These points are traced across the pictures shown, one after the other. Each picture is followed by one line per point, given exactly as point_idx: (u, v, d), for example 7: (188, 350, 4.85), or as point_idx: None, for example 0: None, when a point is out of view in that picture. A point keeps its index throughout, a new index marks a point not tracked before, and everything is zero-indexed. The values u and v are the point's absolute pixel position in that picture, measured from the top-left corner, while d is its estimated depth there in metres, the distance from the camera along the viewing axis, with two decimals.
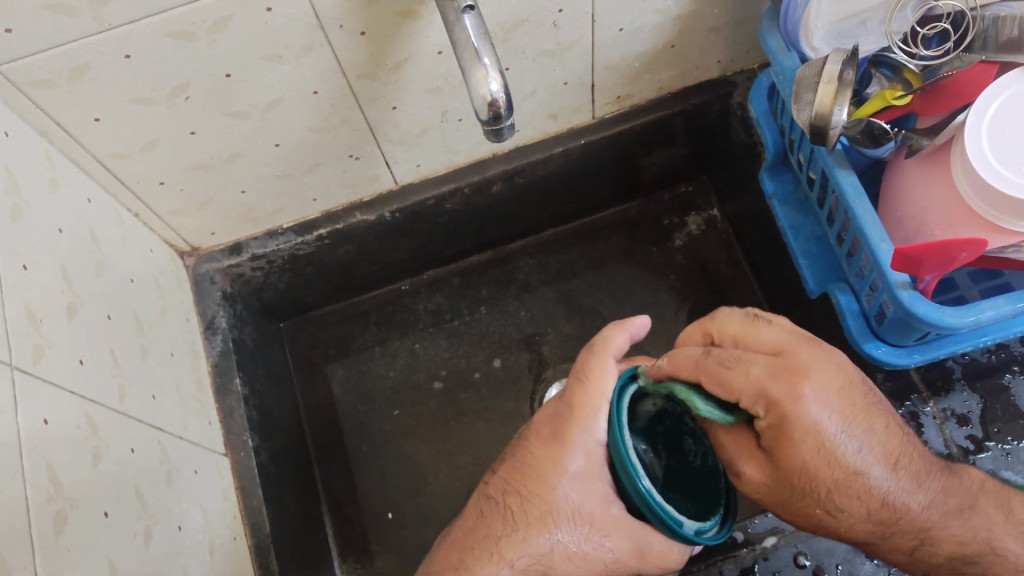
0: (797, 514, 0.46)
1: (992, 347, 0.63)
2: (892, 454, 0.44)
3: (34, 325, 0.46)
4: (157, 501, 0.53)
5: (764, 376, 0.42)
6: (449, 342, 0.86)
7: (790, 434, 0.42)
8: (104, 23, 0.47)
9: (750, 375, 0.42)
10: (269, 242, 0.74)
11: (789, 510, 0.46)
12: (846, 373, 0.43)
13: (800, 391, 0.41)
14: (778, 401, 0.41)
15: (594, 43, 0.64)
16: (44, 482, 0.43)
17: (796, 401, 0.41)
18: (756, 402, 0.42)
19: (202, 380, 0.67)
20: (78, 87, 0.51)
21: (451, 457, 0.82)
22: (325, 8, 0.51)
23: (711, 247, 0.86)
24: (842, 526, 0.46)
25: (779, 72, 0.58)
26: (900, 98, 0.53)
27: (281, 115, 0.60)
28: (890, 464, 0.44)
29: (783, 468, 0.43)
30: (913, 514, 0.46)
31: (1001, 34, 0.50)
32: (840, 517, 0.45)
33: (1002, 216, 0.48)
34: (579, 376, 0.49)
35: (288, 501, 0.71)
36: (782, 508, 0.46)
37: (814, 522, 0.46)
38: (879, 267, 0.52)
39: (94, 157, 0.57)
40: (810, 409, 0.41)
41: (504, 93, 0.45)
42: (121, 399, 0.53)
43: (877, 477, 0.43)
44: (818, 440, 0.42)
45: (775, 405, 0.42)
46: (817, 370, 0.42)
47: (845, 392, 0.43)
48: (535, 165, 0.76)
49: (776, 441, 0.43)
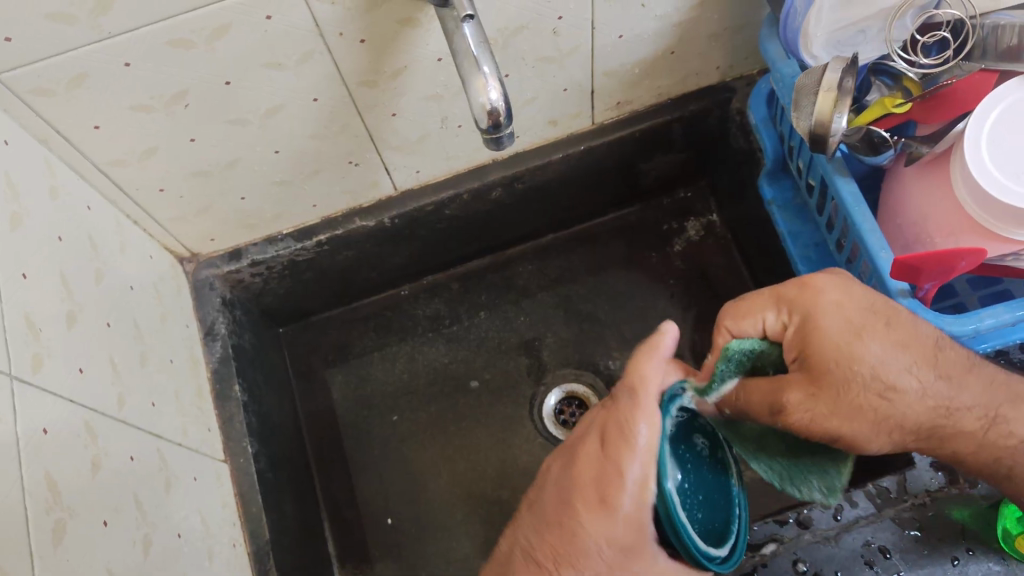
0: (849, 417, 0.45)
1: (992, 354, 0.63)
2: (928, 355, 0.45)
3: (33, 334, 0.46)
4: (157, 509, 0.53)
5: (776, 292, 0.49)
6: (448, 347, 0.86)
7: (818, 319, 0.46)
8: (103, 32, 0.47)
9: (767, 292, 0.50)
10: (268, 248, 0.74)
11: (840, 419, 0.45)
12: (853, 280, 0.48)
13: (813, 293, 0.47)
14: (800, 303, 0.47)
15: (594, 50, 0.64)
16: (43, 492, 0.43)
17: (818, 301, 0.47)
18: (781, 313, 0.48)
19: (202, 387, 0.67)
20: (77, 95, 0.51)
21: (450, 463, 0.82)
22: (325, 16, 0.51)
23: (711, 252, 0.86)
24: (898, 415, 0.45)
25: (778, 79, 0.59)
26: (899, 106, 0.53)
27: (281, 122, 0.60)
28: (933, 360, 0.46)
29: (823, 368, 0.45)
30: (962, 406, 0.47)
31: (1001, 42, 0.50)
32: (894, 403, 0.45)
33: (1003, 225, 0.48)
34: (619, 425, 0.44)
35: (288, 508, 0.71)
36: (834, 418, 0.45)
37: (870, 421, 0.45)
38: (879, 275, 0.52)
39: (94, 164, 0.57)
40: (829, 306, 0.46)
41: (504, 101, 0.44)
42: (121, 406, 0.53)
43: (912, 372, 0.45)
44: (845, 322, 0.45)
45: (796, 309, 0.48)
46: (834, 283, 0.47)
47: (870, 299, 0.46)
48: (534, 171, 0.76)
49: (806, 343, 0.46)
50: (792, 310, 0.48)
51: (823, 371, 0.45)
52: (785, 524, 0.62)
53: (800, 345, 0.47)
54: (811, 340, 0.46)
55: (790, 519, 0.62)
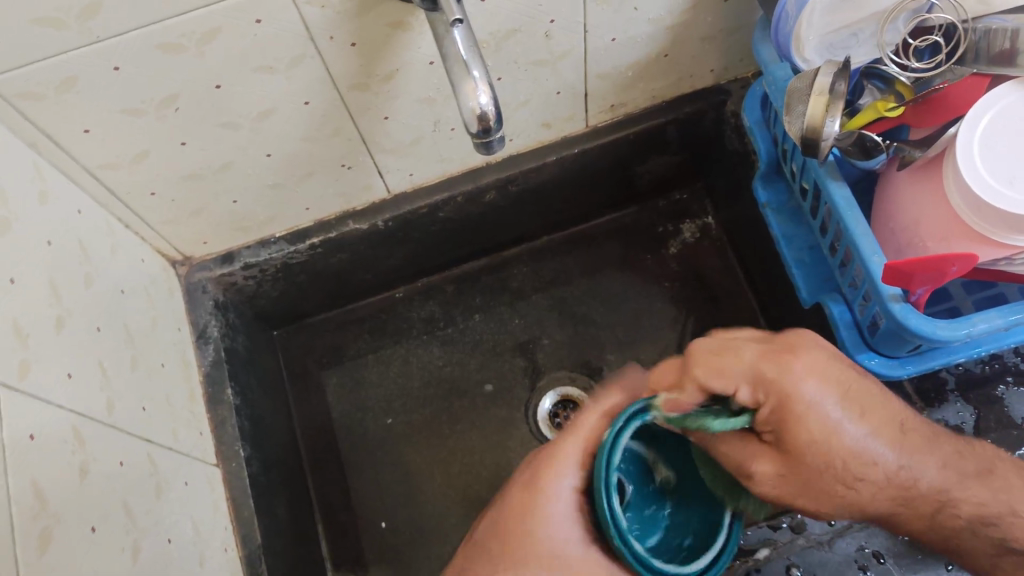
0: (818, 474, 0.46)
1: (986, 358, 0.63)
2: (886, 420, 0.48)
3: (21, 339, 0.46)
4: (147, 515, 0.53)
5: (755, 363, 0.45)
6: (443, 350, 0.86)
7: (793, 409, 0.44)
8: (92, 36, 0.47)
9: (743, 362, 0.46)
10: (261, 251, 0.74)
11: (808, 498, 0.47)
12: (830, 357, 0.47)
13: (789, 372, 0.45)
14: (773, 380, 0.45)
15: (587, 53, 0.64)
16: (29, 498, 0.42)
17: (795, 381, 0.45)
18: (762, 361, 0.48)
19: (194, 391, 0.66)
20: (66, 99, 0.51)
21: (444, 466, 0.81)
22: (315, 20, 0.51)
23: (706, 254, 0.86)
24: (865, 499, 0.49)
25: (771, 82, 0.59)
26: (892, 110, 0.53)
27: (273, 125, 0.60)
28: (896, 420, 0.48)
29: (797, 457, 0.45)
30: (926, 479, 0.50)
31: (993, 47, 0.49)
32: (864, 486, 0.48)
33: (996, 230, 0.48)
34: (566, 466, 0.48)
35: (281, 512, 0.71)
36: (802, 500, 0.47)
37: (841, 498, 0.48)
38: (871, 280, 0.52)
39: (84, 167, 0.57)
40: (808, 389, 0.45)
41: (494, 105, 0.44)
42: (110, 411, 0.53)
43: (882, 446, 0.47)
44: (819, 415, 0.45)
45: (768, 390, 0.45)
46: (809, 362, 0.46)
47: (840, 385, 0.46)
48: (529, 174, 0.76)
49: (782, 430, 0.45)
50: (767, 391, 0.45)
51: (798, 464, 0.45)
52: (778, 528, 0.62)
53: (774, 401, 0.46)
54: (786, 428, 0.45)
55: (783, 523, 0.62)
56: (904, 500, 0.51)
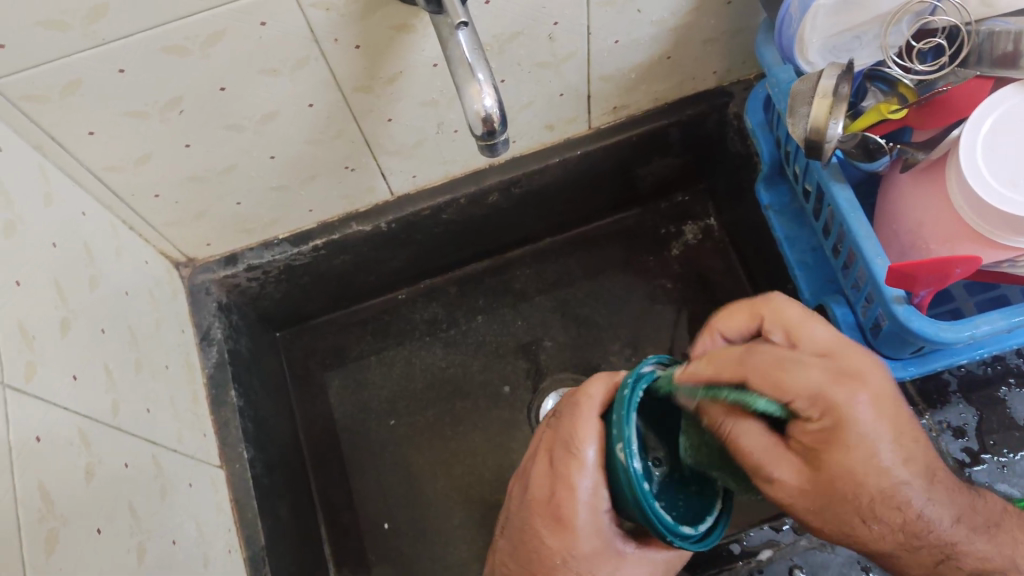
0: (827, 521, 0.42)
1: (988, 360, 0.63)
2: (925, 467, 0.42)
3: (26, 341, 0.46)
4: (151, 517, 0.53)
5: (821, 380, 0.41)
6: (445, 351, 0.86)
7: (846, 432, 0.40)
8: (98, 39, 0.47)
9: (806, 380, 0.41)
10: (264, 253, 0.74)
11: (819, 520, 0.43)
12: (884, 376, 0.42)
13: (855, 398, 0.40)
14: (836, 405, 0.40)
15: (590, 55, 0.64)
16: (35, 500, 0.42)
17: (851, 405, 0.40)
18: (811, 404, 0.41)
19: (197, 392, 0.67)
20: (71, 102, 0.51)
21: (447, 467, 0.82)
22: (319, 23, 0.51)
23: (708, 255, 0.86)
24: (870, 533, 0.42)
25: (773, 84, 0.60)
26: (895, 112, 0.53)
27: (277, 128, 0.60)
28: (929, 474, 0.43)
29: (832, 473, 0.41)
30: (937, 533, 0.43)
31: (996, 50, 0.50)
32: (879, 523, 0.42)
33: (1000, 232, 0.48)
34: (570, 447, 0.47)
35: (284, 513, 0.71)
36: (817, 517, 0.43)
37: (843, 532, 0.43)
38: (874, 282, 0.52)
39: (89, 170, 0.57)
40: (863, 414, 0.40)
41: (499, 108, 0.44)
42: (115, 413, 0.53)
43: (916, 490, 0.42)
44: (870, 448, 0.40)
45: (823, 407, 0.41)
46: (873, 382, 0.41)
47: (895, 407, 0.41)
48: (531, 176, 0.76)
49: (822, 448, 0.41)
50: (824, 409, 0.41)
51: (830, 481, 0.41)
52: (781, 530, 0.62)
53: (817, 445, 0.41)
54: (832, 451, 0.40)
55: (786, 524, 0.62)
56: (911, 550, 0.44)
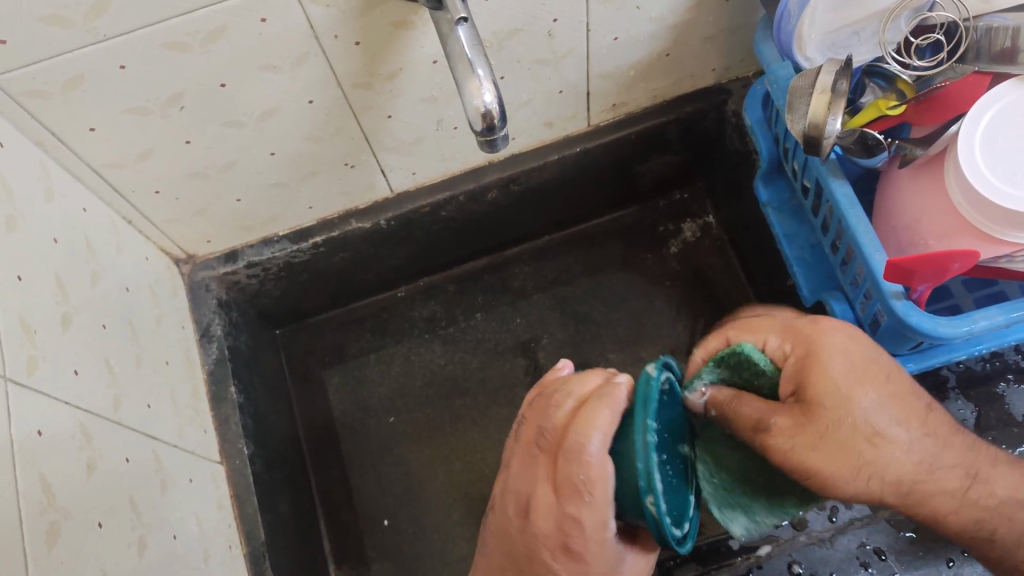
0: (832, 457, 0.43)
1: (986, 356, 0.63)
2: (912, 407, 0.44)
3: (27, 335, 0.46)
4: (151, 511, 0.53)
5: (792, 321, 0.48)
6: (445, 349, 0.86)
7: (816, 360, 0.44)
8: (99, 34, 0.47)
9: (776, 321, 0.49)
10: (264, 249, 0.74)
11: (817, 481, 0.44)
12: (852, 328, 0.47)
13: (821, 335, 0.45)
14: (804, 333, 0.46)
15: (590, 52, 0.64)
16: (37, 494, 0.43)
17: (815, 338, 0.46)
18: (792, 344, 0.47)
19: (198, 389, 0.67)
20: (72, 97, 0.51)
21: (446, 464, 0.82)
22: (319, 19, 0.51)
23: (707, 253, 0.86)
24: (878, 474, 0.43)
25: (773, 81, 0.60)
26: (894, 108, 0.53)
27: (277, 124, 0.60)
28: (920, 418, 0.44)
29: (818, 412, 0.43)
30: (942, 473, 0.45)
31: (994, 45, 0.50)
32: (878, 468, 0.43)
33: (998, 227, 0.48)
34: (574, 452, 0.44)
35: (284, 510, 0.71)
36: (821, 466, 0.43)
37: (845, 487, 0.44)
38: (872, 277, 0.52)
39: (89, 166, 0.57)
40: (833, 351, 0.44)
41: (498, 104, 0.44)
42: (116, 409, 0.53)
43: (902, 434, 0.43)
44: (842, 381, 0.43)
45: (798, 347, 0.46)
46: (834, 329, 0.46)
47: (857, 339, 0.46)
48: (531, 173, 0.76)
49: (804, 385, 0.44)
50: (796, 345, 0.47)
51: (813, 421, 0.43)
52: (780, 525, 0.62)
53: (799, 380, 0.45)
54: (809, 382, 0.44)
55: (785, 520, 0.62)
56: (914, 498, 0.45)
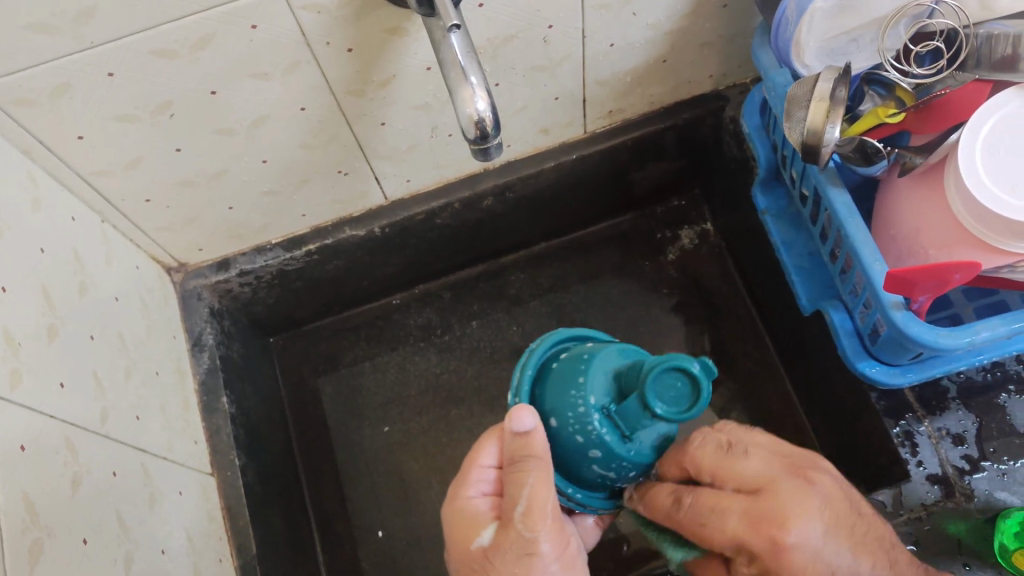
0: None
1: (987, 366, 0.61)
2: (851, 505, 0.47)
3: (11, 347, 0.46)
4: (139, 527, 0.53)
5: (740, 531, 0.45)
6: (440, 357, 0.86)
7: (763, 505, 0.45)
8: (86, 41, 0.46)
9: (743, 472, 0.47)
10: (256, 258, 0.73)
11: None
12: (808, 500, 0.45)
13: (765, 503, 0.45)
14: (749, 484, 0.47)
15: (586, 59, 0.63)
16: (20, 511, 0.42)
17: (722, 463, 0.48)
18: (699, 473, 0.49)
19: (189, 399, 0.66)
20: (59, 106, 0.50)
21: (442, 475, 0.81)
22: (311, 25, 0.50)
23: (704, 262, 0.86)
24: None
25: (770, 88, 0.59)
26: (893, 116, 0.52)
27: (268, 131, 0.59)
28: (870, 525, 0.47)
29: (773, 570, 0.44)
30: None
31: (995, 53, 0.50)
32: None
33: (1001, 238, 0.48)
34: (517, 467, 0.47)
35: (276, 521, 0.70)
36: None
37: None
38: (872, 287, 0.51)
39: (79, 174, 0.57)
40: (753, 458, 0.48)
41: (492, 112, 0.43)
42: (103, 421, 0.53)
43: (829, 533, 0.45)
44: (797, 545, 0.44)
45: (736, 443, 0.49)
46: (789, 506, 0.45)
47: (822, 514, 0.45)
48: (526, 180, 0.75)
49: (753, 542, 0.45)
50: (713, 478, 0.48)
51: (762, 555, 0.44)
52: None
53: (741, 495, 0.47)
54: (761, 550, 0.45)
55: None
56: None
